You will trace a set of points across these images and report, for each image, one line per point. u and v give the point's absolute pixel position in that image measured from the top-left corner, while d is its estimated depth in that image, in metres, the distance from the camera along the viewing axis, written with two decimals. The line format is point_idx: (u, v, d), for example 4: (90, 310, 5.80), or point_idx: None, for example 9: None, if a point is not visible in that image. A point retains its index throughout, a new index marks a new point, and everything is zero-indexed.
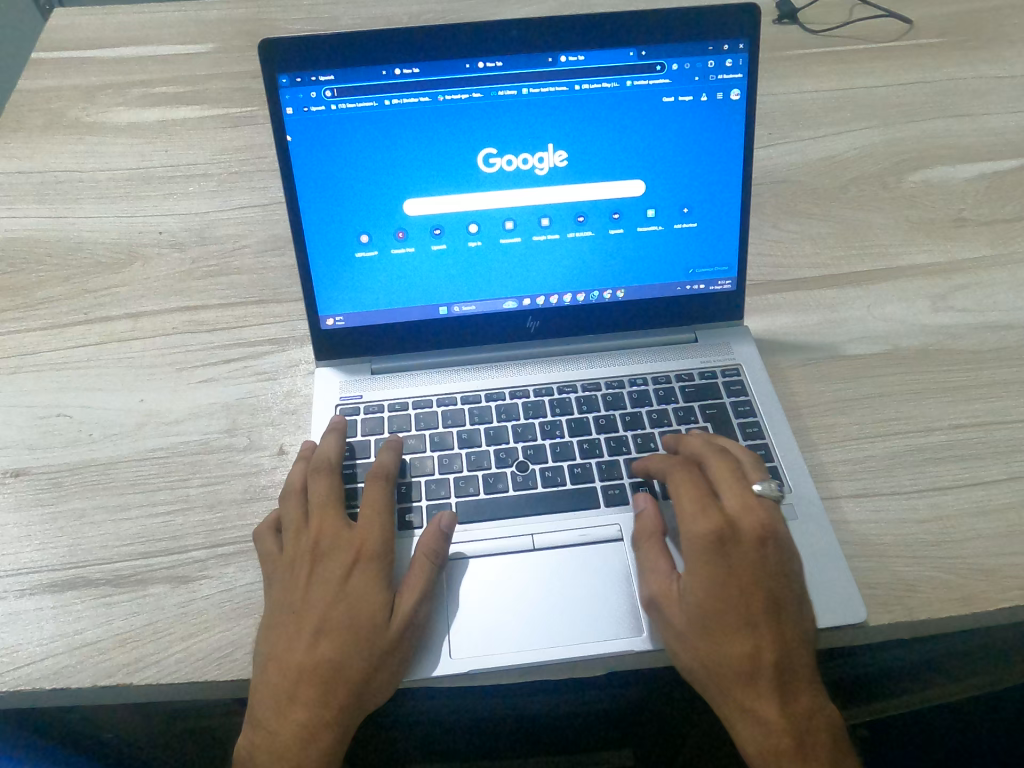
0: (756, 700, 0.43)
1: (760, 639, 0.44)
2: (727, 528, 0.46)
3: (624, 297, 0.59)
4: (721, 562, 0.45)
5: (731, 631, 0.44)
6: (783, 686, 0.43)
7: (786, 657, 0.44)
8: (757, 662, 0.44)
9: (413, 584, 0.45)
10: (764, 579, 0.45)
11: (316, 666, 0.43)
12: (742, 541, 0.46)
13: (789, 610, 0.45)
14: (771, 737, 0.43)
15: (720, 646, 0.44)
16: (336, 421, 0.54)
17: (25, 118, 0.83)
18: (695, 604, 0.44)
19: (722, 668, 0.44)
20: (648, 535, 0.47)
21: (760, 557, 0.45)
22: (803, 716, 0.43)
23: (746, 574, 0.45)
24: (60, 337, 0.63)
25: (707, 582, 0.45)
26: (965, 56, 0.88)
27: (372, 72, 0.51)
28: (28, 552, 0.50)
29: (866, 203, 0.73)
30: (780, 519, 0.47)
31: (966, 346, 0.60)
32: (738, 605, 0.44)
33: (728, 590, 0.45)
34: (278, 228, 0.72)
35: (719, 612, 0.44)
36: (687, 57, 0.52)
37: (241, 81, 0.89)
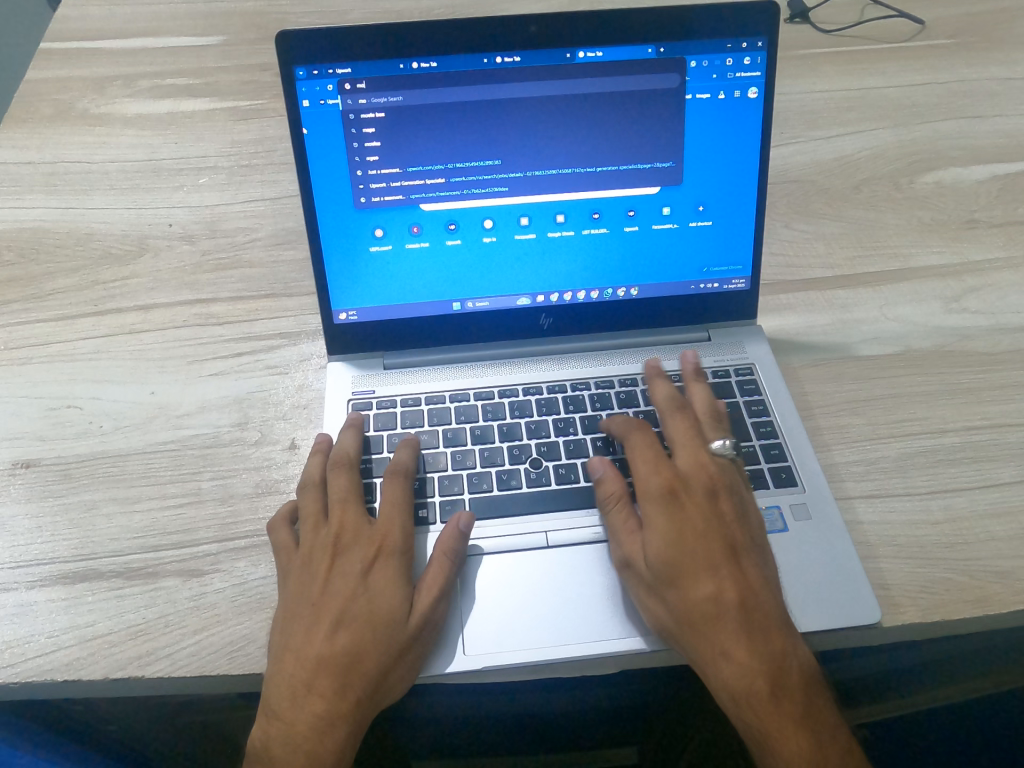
0: (726, 640, 0.44)
1: (722, 579, 0.45)
2: (679, 482, 0.49)
3: (638, 295, 0.59)
4: (677, 513, 0.47)
5: (693, 575, 0.45)
6: (750, 625, 0.44)
7: (748, 598, 0.45)
8: (721, 601, 0.44)
9: (431, 580, 0.45)
10: (718, 525, 0.47)
11: (335, 657, 0.43)
12: (694, 492, 0.48)
13: (745, 554, 0.46)
14: (744, 678, 0.43)
15: (685, 591, 0.45)
16: (353, 418, 0.54)
17: (33, 108, 0.82)
18: (660, 552, 0.45)
19: (690, 613, 0.44)
20: (614, 500, 0.49)
21: (713, 506, 0.48)
22: (776, 653, 0.43)
23: (702, 521, 0.47)
24: (70, 328, 0.63)
25: (667, 532, 0.46)
26: (977, 58, 0.87)
27: (389, 65, 0.51)
28: (39, 543, 0.50)
29: (878, 204, 0.73)
30: (730, 472, 0.50)
31: (979, 348, 0.60)
32: (698, 550, 0.46)
33: (687, 537, 0.47)
34: (288, 222, 0.72)
35: (681, 557, 0.46)
36: (706, 55, 0.52)
37: (251, 74, 0.88)
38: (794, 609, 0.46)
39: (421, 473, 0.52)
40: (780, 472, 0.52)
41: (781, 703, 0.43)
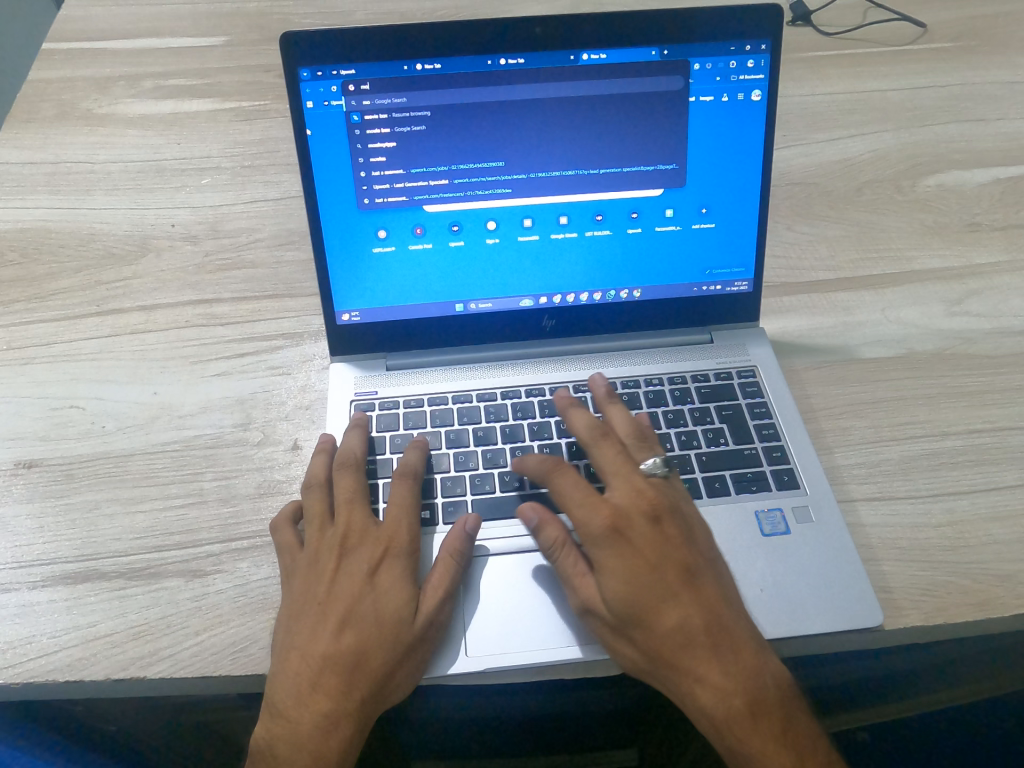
0: (698, 669, 0.43)
1: (685, 607, 0.44)
2: (618, 515, 0.46)
3: (641, 297, 0.59)
4: (624, 550, 0.45)
5: (656, 606, 0.44)
6: (720, 649, 0.43)
7: (712, 620, 0.43)
8: (688, 629, 0.43)
9: (436, 582, 0.45)
10: (668, 553, 0.45)
11: (340, 656, 0.43)
12: (636, 523, 0.46)
13: (703, 575, 0.45)
14: (722, 703, 0.42)
15: (650, 625, 0.43)
16: (358, 418, 0.54)
17: (37, 109, 0.82)
18: (618, 595, 0.44)
19: (660, 645, 0.43)
20: (559, 546, 0.46)
21: (658, 533, 0.46)
22: (750, 673, 0.42)
23: (651, 554, 0.45)
24: (73, 328, 0.63)
25: (620, 571, 0.44)
26: (978, 61, 0.88)
27: (393, 67, 0.51)
28: (42, 544, 0.50)
29: (880, 206, 0.73)
30: (666, 491, 0.48)
31: (981, 351, 0.60)
32: (654, 581, 0.44)
33: (640, 571, 0.45)
34: (291, 223, 0.72)
35: (639, 593, 0.44)
36: (710, 57, 0.52)
37: (254, 74, 0.88)
38: (803, 611, 0.45)
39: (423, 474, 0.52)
40: (783, 474, 0.52)
41: (763, 723, 0.42)
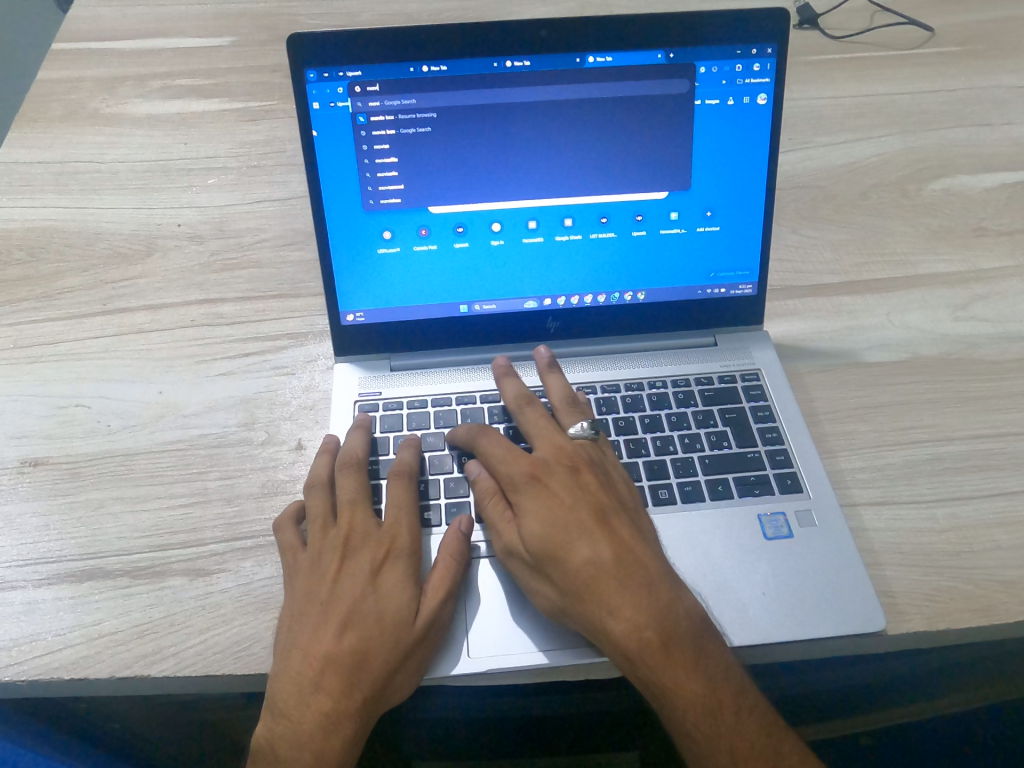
0: (611, 602, 0.43)
1: (597, 544, 0.45)
2: (538, 465, 0.49)
3: (645, 299, 0.59)
4: (546, 494, 0.48)
5: (570, 544, 0.45)
6: (633, 583, 0.44)
7: (624, 556, 0.45)
8: (600, 563, 0.45)
9: (437, 582, 0.45)
10: (587, 497, 0.48)
11: (343, 656, 0.43)
12: (557, 472, 0.49)
13: (616, 518, 0.47)
14: (635, 634, 0.43)
15: (565, 561, 0.45)
16: (362, 419, 0.54)
17: (45, 108, 0.83)
18: (535, 532, 0.46)
19: (575, 579, 0.44)
20: (488, 493, 0.49)
21: (577, 481, 0.48)
22: (663, 606, 0.43)
23: (572, 497, 0.48)
24: (79, 327, 0.63)
25: (538, 513, 0.47)
26: (985, 65, 0.87)
27: (400, 68, 0.51)
28: (47, 542, 0.50)
29: (886, 210, 0.73)
30: (587, 446, 0.51)
31: (986, 356, 0.60)
32: (570, 523, 0.46)
33: (558, 512, 0.47)
34: (296, 223, 0.72)
35: (556, 531, 0.46)
36: (716, 60, 0.52)
37: (260, 75, 0.89)
38: (804, 614, 0.45)
39: (426, 475, 0.52)
40: (786, 478, 0.52)
41: (675, 653, 0.42)
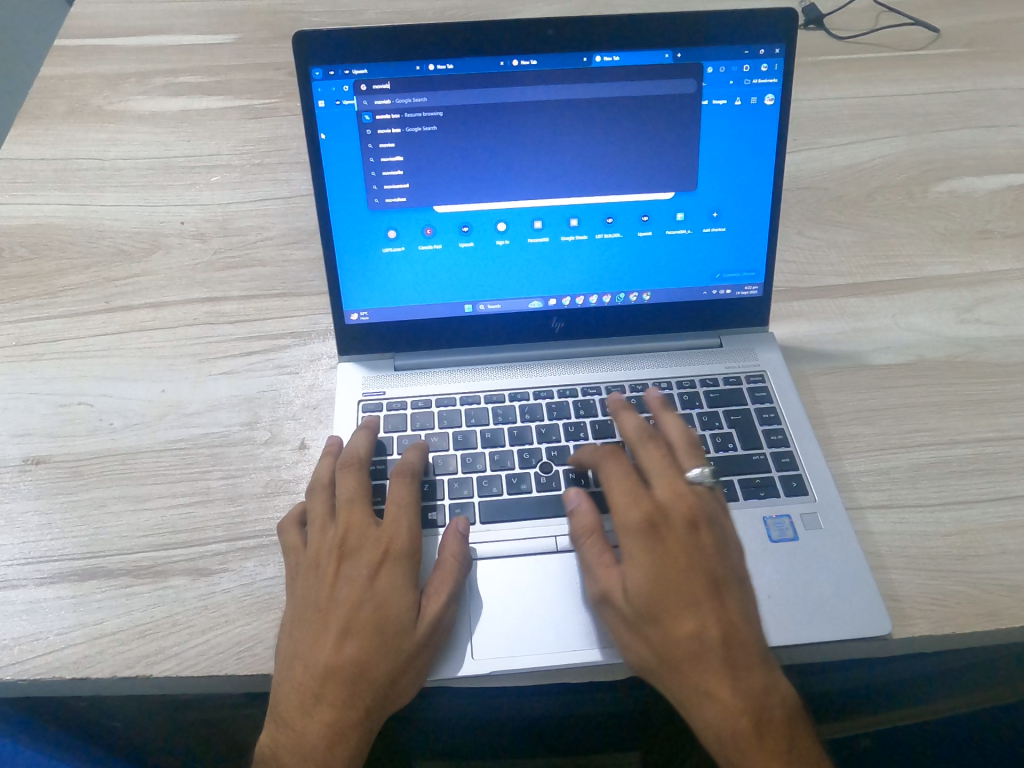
0: (709, 681, 0.42)
1: (703, 617, 0.44)
2: (654, 512, 0.47)
3: (650, 300, 0.58)
4: (657, 546, 0.46)
5: (675, 611, 0.44)
6: (734, 665, 0.43)
7: (731, 633, 0.43)
8: (703, 639, 0.43)
9: (439, 584, 0.45)
10: (700, 559, 0.45)
11: (344, 666, 0.43)
12: (674, 524, 0.47)
13: (729, 588, 0.45)
14: (729, 719, 0.42)
15: (667, 629, 0.43)
16: (368, 420, 0.54)
17: (48, 105, 0.82)
18: (638, 590, 0.44)
19: (672, 651, 0.43)
20: (586, 533, 0.47)
21: (694, 540, 0.46)
22: (759, 692, 0.42)
23: (685, 556, 0.45)
24: (81, 325, 0.63)
25: (646, 567, 0.45)
26: (991, 67, 0.87)
27: (406, 67, 0.51)
28: (49, 540, 0.50)
29: (892, 212, 0.72)
30: (708, 500, 0.48)
31: (992, 359, 0.60)
32: (678, 587, 0.44)
33: (666, 572, 0.45)
34: (300, 221, 0.72)
35: (663, 594, 0.44)
36: (723, 61, 0.52)
37: (264, 73, 0.88)
38: (809, 618, 0.45)
39: (429, 476, 0.52)
40: (791, 480, 0.51)
41: (770, 746, 0.41)
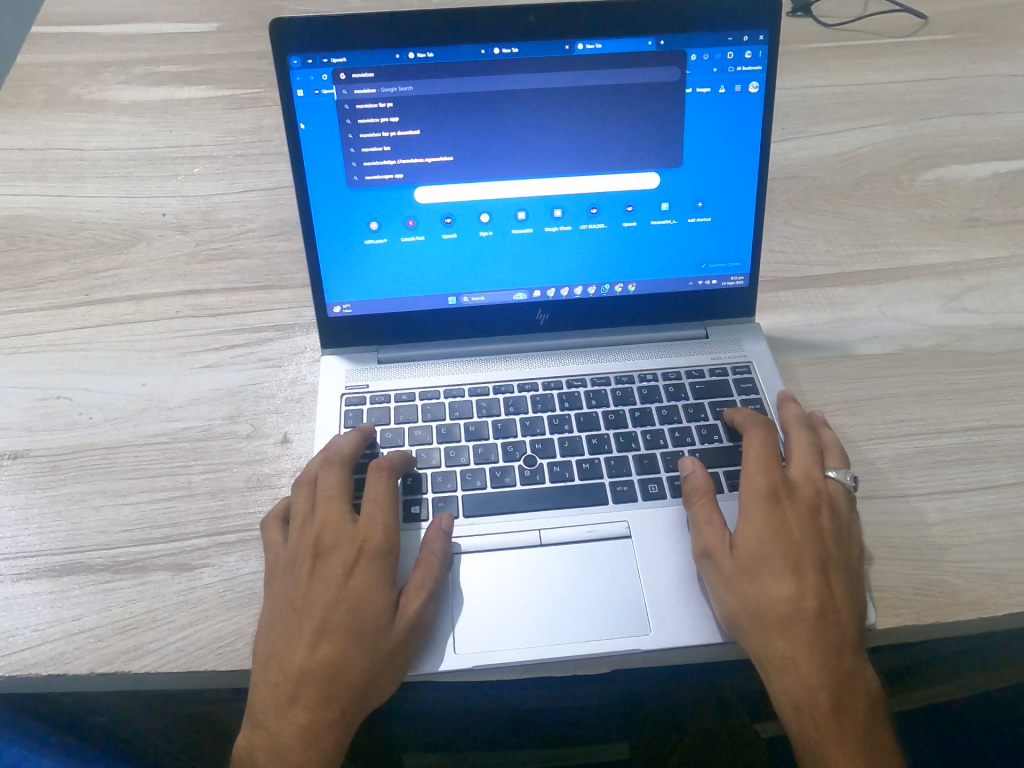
0: (794, 645, 0.43)
1: (805, 587, 0.44)
2: (786, 485, 0.48)
3: (636, 291, 0.58)
4: (777, 515, 0.47)
5: (777, 575, 0.45)
6: (824, 640, 0.43)
7: (828, 609, 0.44)
8: (800, 609, 0.44)
9: (419, 582, 0.45)
10: (817, 539, 0.46)
11: (318, 668, 0.43)
12: (799, 501, 0.47)
13: (837, 570, 0.45)
14: (808, 687, 0.43)
15: (764, 589, 0.44)
16: (363, 427, 0.52)
17: (25, 94, 0.81)
18: (748, 548, 0.45)
19: (767, 610, 0.44)
20: (700, 492, 0.48)
21: (816, 520, 0.47)
22: (843, 672, 0.43)
23: (802, 531, 0.46)
24: (61, 318, 0.62)
25: (762, 530, 0.46)
26: (979, 54, 0.87)
27: (386, 55, 0.50)
28: (27, 536, 0.49)
29: (879, 201, 0.72)
30: (840, 499, 0.48)
31: (977, 348, 0.60)
32: (788, 555, 0.45)
33: (781, 540, 0.46)
34: (283, 213, 0.71)
35: (771, 559, 0.45)
36: (707, 48, 0.52)
37: (247, 61, 0.87)
38: None
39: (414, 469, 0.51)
40: None
41: (843, 723, 0.42)
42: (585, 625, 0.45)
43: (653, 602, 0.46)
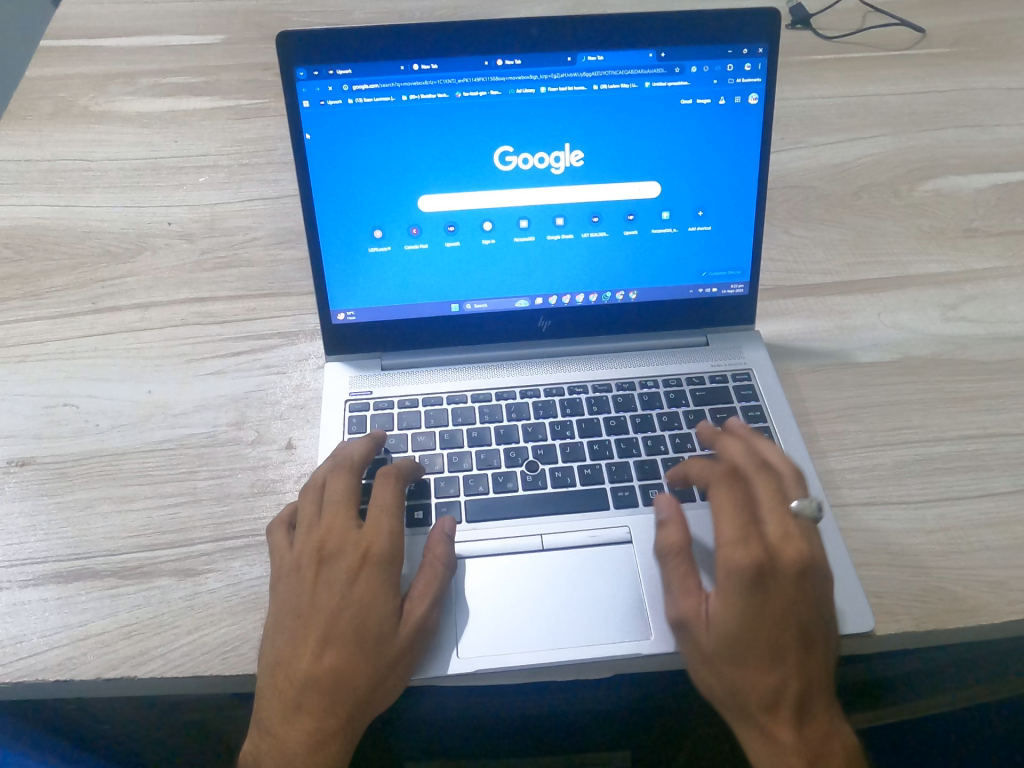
0: (776, 726, 0.43)
1: (784, 666, 0.43)
2: (767, 559, 0.45)
3: (637, 298, 0.59)
4: (759, 594, 0.44)
5: (757, 657, 0.43)
6: (803, 713, 0.43)
7: (806, 683, 0.43)
8: (783, 694, 0.43)
9: (422, 588, 0.45)
10: (801, 613, 0.44)
11: (323, 675, 0.43)
12: (782, 574, 0.44)
13: (819, 641, 0.44)
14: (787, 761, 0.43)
15: (743, 673, 0.43)
16: (374, 435, 0.52)
17: (34, 105, 0.82)
18: (727, 631, 0.43)
19: (745, 693, 0.43)
20: (675, 552, 0.46)
21: (800, 592, 0.44)
22: (821, 741, 0.43)
23: (786, 607, 0.44)
24: (68, 326, 0.63)
25: (743, 612, 0.43)
26: (976, 66, 0.88)
27: (390, 67, 0.51)
28: (34, 541, 0.50)
29: (878, 211, 0.73)
30: (817, 546, 0.46)
31: (976, 356, 0.60)
32: (770, 636, 0.43)
33: (763, 621, 0.43)
34: (287, 222, 0.72)
35: (752, 641, 0.43)
36: (706, 60, 0.52)
37: (253, 73, 0.88)
38: None
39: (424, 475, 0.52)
40: None
41: None
42: (589, 629, 0.45)
43: (656, 606, 0.46)
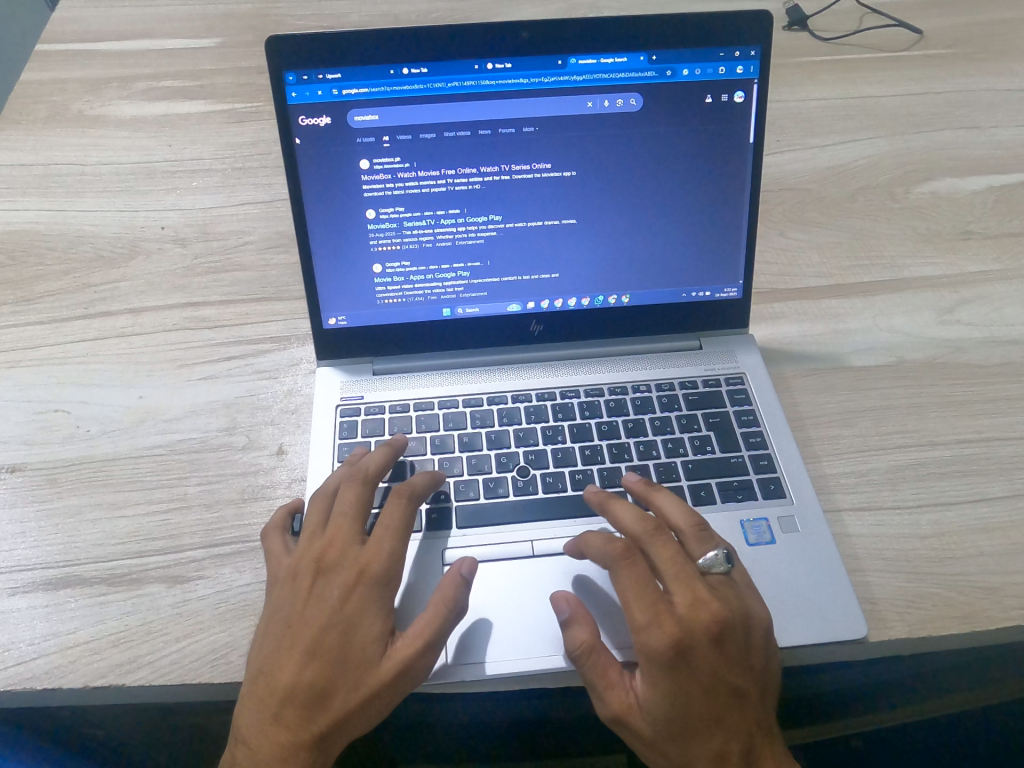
0: None
1: (725, 731, 0.42)
2: (683, 635, 0.42)
3: (629, 302, 0.58)
4: (683, 672, 0.42)
5: (698, 731, 0.42)
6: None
7: (747, 738, 0.43)
8: (728, 758, 0.42)
9: (420, 628, 0.43)
10: (727, 675, 0.42)
11: (302, 689, 0.42)
12: (701, 645, 0.42)
13: (750, 694, 0.43)
14: None
15: (687, 748, 0.42)
16: (395, 442, 0.52)
17: (28, 110, 0.82)
18: (662, 712, 0.42)
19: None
20: (588, 652, 0.42)
21: (723, 656, 0.42)
22: None
23: (712, 675, 0.42)
24: (60, 331, 0.63)
25: (672, 693, 0.42)
26: (973, 68, 0.87)
27: (379, 71, 0.51)
28: (24, 548, 0.49)
29: (874, 213, 0.72)
30: (733, 602, 0.44)
31: (971, 360, 0.60)
32: (704, 707, 0.42)
33: (693, 696, 0.42)
34: (281, 226, 0.72)
35: (688, 716, 0.42)
36: (698, 63, 0.52)
37: (247, 76, 0.88)
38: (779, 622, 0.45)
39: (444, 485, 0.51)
40: (769, 483, 0.51)
41: None
42: None
43: None
